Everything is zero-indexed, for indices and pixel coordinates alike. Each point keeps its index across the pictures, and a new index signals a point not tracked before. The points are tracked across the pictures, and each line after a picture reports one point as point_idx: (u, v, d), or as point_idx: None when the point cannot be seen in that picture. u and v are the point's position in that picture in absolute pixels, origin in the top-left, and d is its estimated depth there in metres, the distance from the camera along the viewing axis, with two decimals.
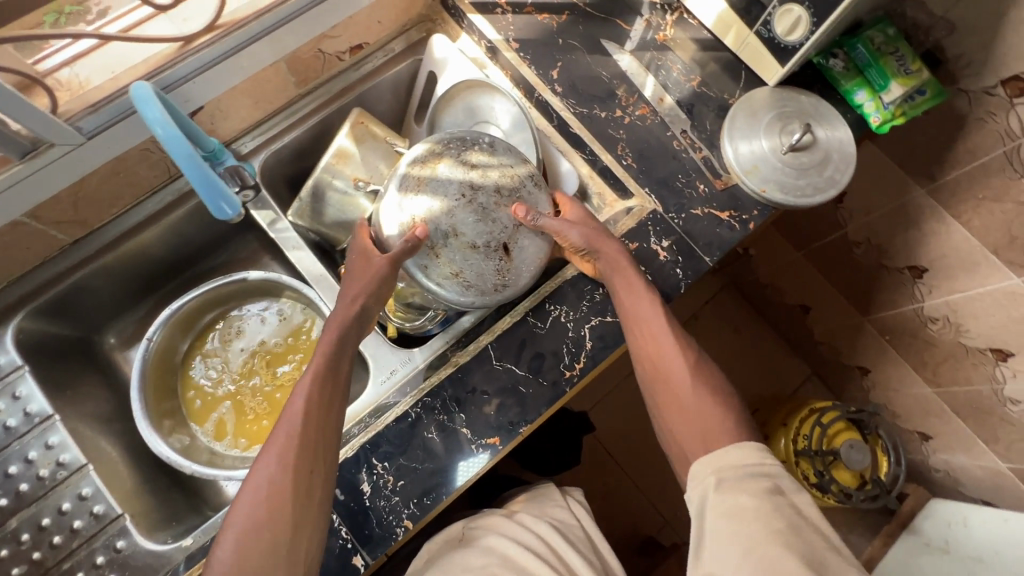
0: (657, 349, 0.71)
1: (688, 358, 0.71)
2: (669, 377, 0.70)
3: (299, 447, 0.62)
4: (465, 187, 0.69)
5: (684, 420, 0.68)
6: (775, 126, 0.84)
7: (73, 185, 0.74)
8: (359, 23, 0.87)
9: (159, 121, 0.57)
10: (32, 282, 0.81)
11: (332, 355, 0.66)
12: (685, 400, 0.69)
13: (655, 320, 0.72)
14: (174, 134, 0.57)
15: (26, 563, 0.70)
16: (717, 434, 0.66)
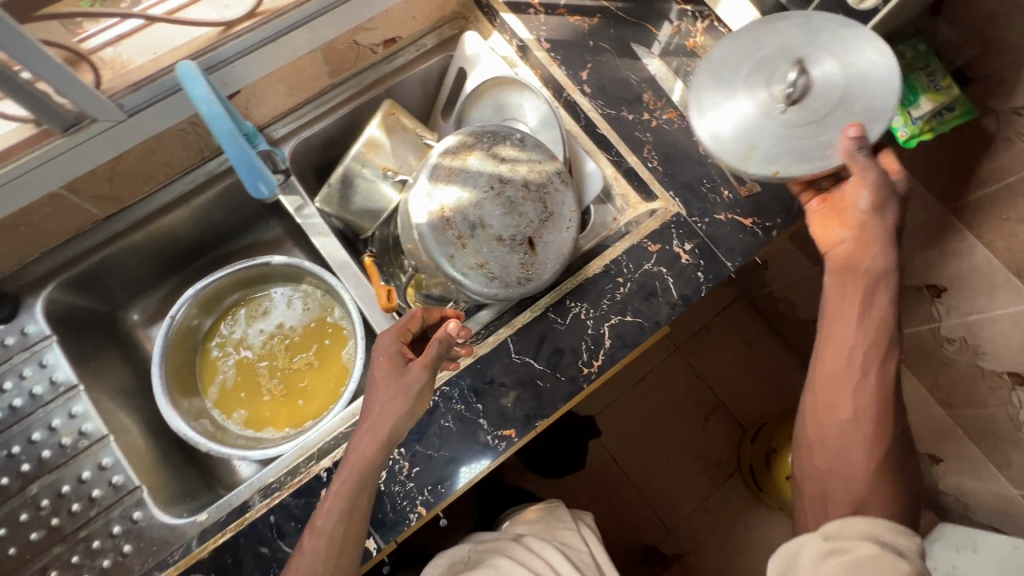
0: (835, 385, 0.65)
1: (875, 406, 0.63)
2: (837, 416, 0.64)
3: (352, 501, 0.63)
4: (493, 179, 0.70)
5: (835, 462, 0.63)
6: (776, 78, 0.67)
7: (111, 162, 0.75)
8: (394, 17, 0.88)
9: (206, 99, 0.58)
10: (63, 255, 0.82)
11: (390, 414, 0.64)
12: (845, 445, 0.63)
13: (880, 347, 0.64)
14: (220, 112, 0.59)
15: (45, 528, 0.72)
16: (868, 492, 0.60)
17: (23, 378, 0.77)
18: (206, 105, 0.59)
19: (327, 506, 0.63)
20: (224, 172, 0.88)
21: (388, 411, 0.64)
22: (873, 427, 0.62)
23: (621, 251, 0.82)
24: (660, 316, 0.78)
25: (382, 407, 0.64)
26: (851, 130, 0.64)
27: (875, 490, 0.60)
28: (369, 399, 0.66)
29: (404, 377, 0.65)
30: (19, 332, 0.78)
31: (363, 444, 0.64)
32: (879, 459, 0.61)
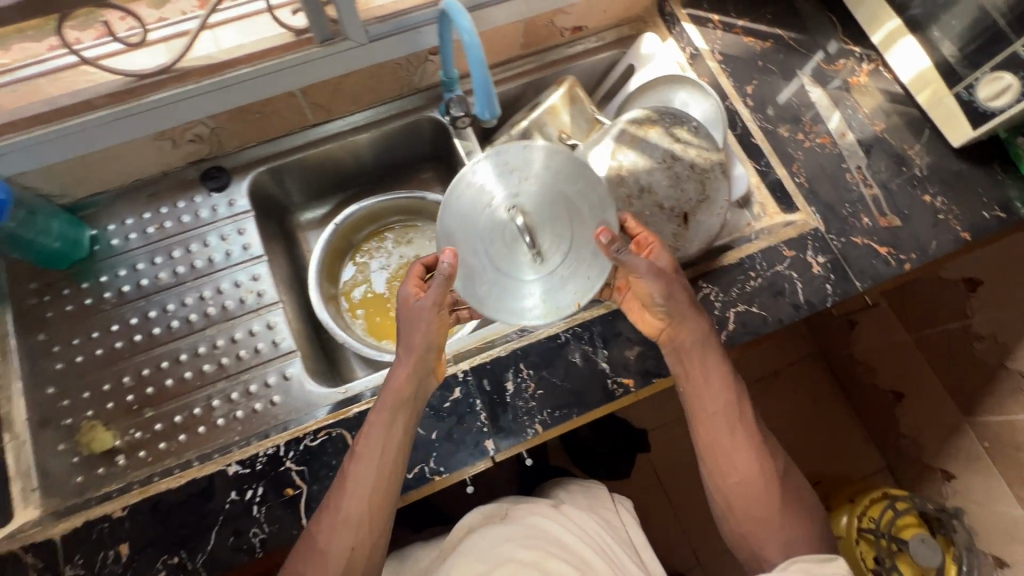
0: (731, 456, 0.73)
1: (758, 459, 0.73)
2: (745, 482, 0.73)
3: (361, 512, 0.66)
4: (667, 155, 0.78)
5: (756, 520, 0.72)
6: (501, 228, 0.68)
7: (341, 77, 0.88)
8: (591, 7, 0.99)
9: (469, 31, 0.67)
10: (272, 148, 0.95)
11: (382, 434, 0.68)
12: (757, 505, 0.72)
13: (728, 412, 0.74)
14: (476, 44, 0.67)
15: (215, 364, 0.83)
16: (791, 534, 0.71)
17: (224, 239, 0.90)
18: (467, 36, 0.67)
19: (334, 512, 0.66)
20: (413, 109, 1.00)
21: (398, 389, 0.69)
22: (769, 478, 0.73)
23: (757, 249, 0.87)
24: (784, 314, 0.83)
25: (377, 421, 0.68)
26: (604, 233, 0.65)
27: (799, 531, 0.72)
28: (365, 435, 0.68)
29: (404, 371, 0.69)
30: (228, 201, 0.92)
31: (367, 462, 0.67)
32: (792, 503, 0.73)
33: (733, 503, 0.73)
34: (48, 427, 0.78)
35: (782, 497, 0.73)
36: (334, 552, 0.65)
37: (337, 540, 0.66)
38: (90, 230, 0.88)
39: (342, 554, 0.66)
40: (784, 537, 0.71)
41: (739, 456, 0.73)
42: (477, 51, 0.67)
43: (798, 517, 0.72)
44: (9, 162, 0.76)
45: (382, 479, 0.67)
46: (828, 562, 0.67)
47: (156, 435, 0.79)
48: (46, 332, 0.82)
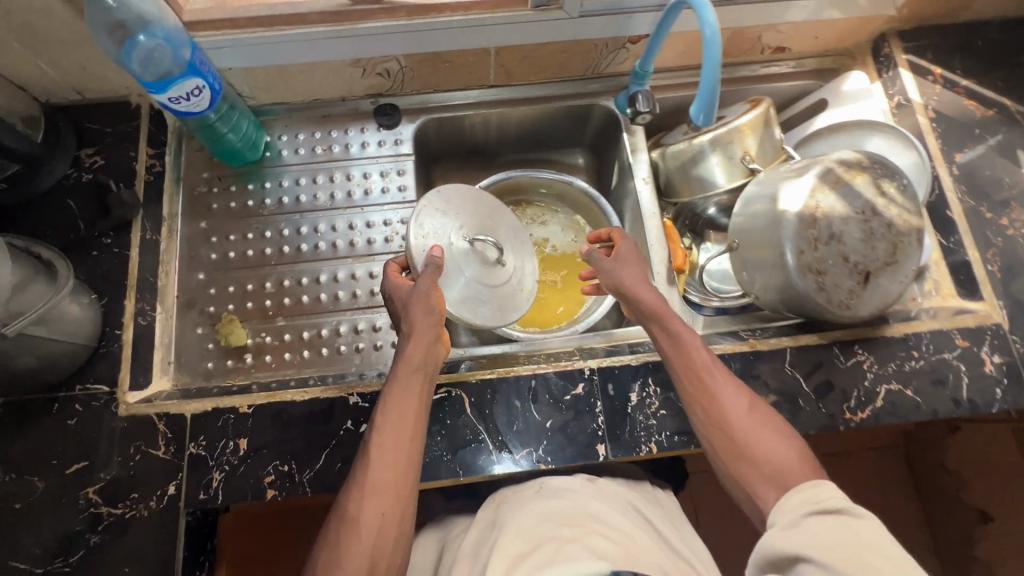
0: (710, 390, 0.67)
1: (743, 395, 0.66)
2: (721, 413, 0.65)
3: (392, 475, 0.62)
4: (867, 206, 0.72)
5: (743, 453, 0.62)
6: (459, 251, 0.78)
7: (538, 45, 0.86)
8: (805, 30, 0.92)
9: (712, 24, 0.67)
10: (443, 99, 0.95)
11: (402, 393, 0.66)
12: (747, 439, 0.63)
13: (700, 358, 0.69)
14: (715, 40, 0.67)
15: (350, 294, 0.85)
16: (793, 470, 0.59)
17: (384, 176, 0.91)
18: (709, 30, 0.67)
19: (362, 476, 0.62)
20: (589, 93, 0.97)
21: (411, 361, 0.68)
22: (755, 410, 0.65)
23: (927, 329, 0.80)
24: (940, 406, 0.76)
25: (394, 388, 0.67)
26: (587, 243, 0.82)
27: (799, 465, 0.60)
28: (381, 411, 0.66)
29: (415, 349, 0.69)
30: (394, 140, 0.93)
31: (391, 430, 0.64)
32: (781, 435, 0.63)
33: (722, 439, 0.64)
34: (193, 309, 0.83)
35: (769, 430, 0.63)
36: (365, 514, 0.59)
37: (367, 505, 0.60)
38: (265, 136, 0.91)
39: (371, 517, 0.59)
40: (786, 473, 0.59)
41: (719, 398, 0.66)
42: (714, 47, 0.67)
43: (793, 450, 0.61)
44: (222, 55, 0.79)
45: (408, 451, 0.64)
46: (833, 493, 0.55)
47: (283, 344, 0.82)
48: (208, 222, 0.87)
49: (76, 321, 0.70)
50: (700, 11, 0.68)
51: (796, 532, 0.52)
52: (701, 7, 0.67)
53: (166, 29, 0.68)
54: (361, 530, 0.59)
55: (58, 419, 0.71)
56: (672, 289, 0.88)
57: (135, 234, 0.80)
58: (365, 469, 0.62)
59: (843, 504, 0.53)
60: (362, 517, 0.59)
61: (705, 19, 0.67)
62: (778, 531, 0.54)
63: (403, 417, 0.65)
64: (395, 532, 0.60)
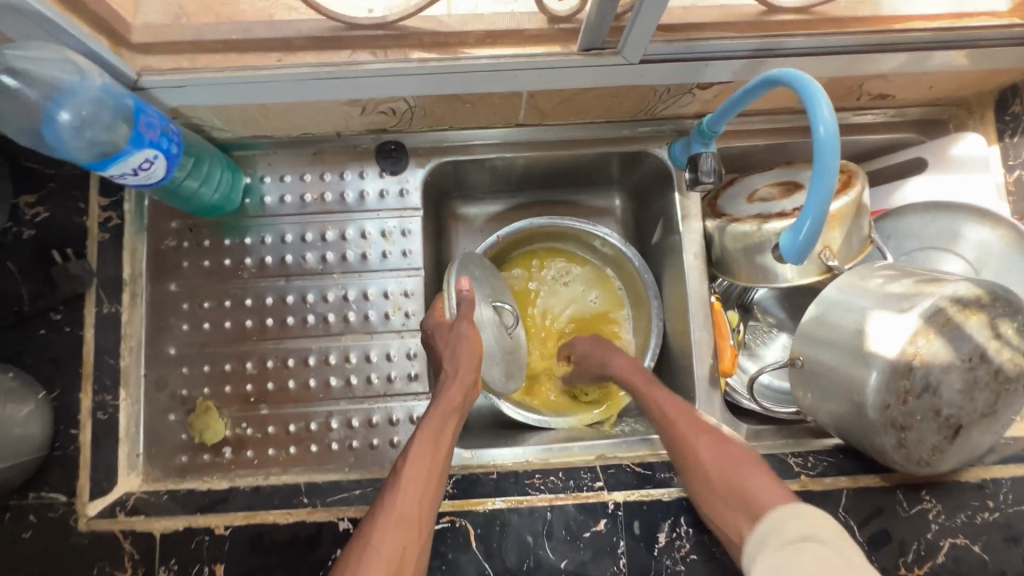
0: (687, 436, 0.65)
1: (718, 435, 0.64)
2: (695, 455, 0.63)
3: (420, 505, 0.57)
4: (976, 353, 0.58)
5: (725, 497, 0.59)
6: (488, 314, 0.73)
7: (581, 89, 0.68)
8: (921, 80, 0.73)
9: (829, 121, 0.50)
10: (458, 138, 0.79)
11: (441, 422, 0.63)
12: (720, 475, 0.61)
13: (691, 418, 0.67)
14: (832, 144, 0.51)
15: (343, 380, 0.75)
16: (756, 496, 0.57)
17: (385, 235, 0.77)
18: (823, 128, 0.51)
19: (390, 504, 0.57)
20: (636, 139, 0.80)
21: (454, 400, 0.65)
22: (726, 444, 0.63)
23: (1007, 474, 0.69)
24: (1010, 567, 0.67)
25: (433, 416, 0.63)
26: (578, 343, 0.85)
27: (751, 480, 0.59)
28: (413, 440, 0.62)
29: (455, 391, 0.65)
30: (399, 189, 0.78)
31: (421, 454, 0.60)
32: (756, 472, 0.60)
33: (701, 485, 0.62)
34: (162, 391, 0.72)
35: (734, 462, 0.61)
36: (383, 542, 0.54)
37: (389, 533, 0.54)
38: (243, 176, 0.76)
39: (390, 545, 0.54)
40: (755, 505, 0.57)
41: (698, 440, 0.64)
42: (832, 156, 0.50)
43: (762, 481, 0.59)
44: (177, 94, 0.62)
45: (432, 482, 0.59)
46: (808, 518, 0.52)
47: (267, 438, 0.73)
48: (178, 284, 0.74)
49: (24, 433, 0.60)
50: (811, 105, 0.51)
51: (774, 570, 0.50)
52: (812, 101, 0.51)
53: (93, 96, 0.51)
54: (378, 556, 0.53)
55: (10, 531, 0.63)
56: (716, 393, 0.77)
57: (90, 308, 0.68)
58: (393, 496, 0.57)
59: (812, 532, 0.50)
60: (384, 549, 0.53)
61: (818, 116, 0.50)
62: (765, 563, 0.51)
63: (438, 444, 0.61)
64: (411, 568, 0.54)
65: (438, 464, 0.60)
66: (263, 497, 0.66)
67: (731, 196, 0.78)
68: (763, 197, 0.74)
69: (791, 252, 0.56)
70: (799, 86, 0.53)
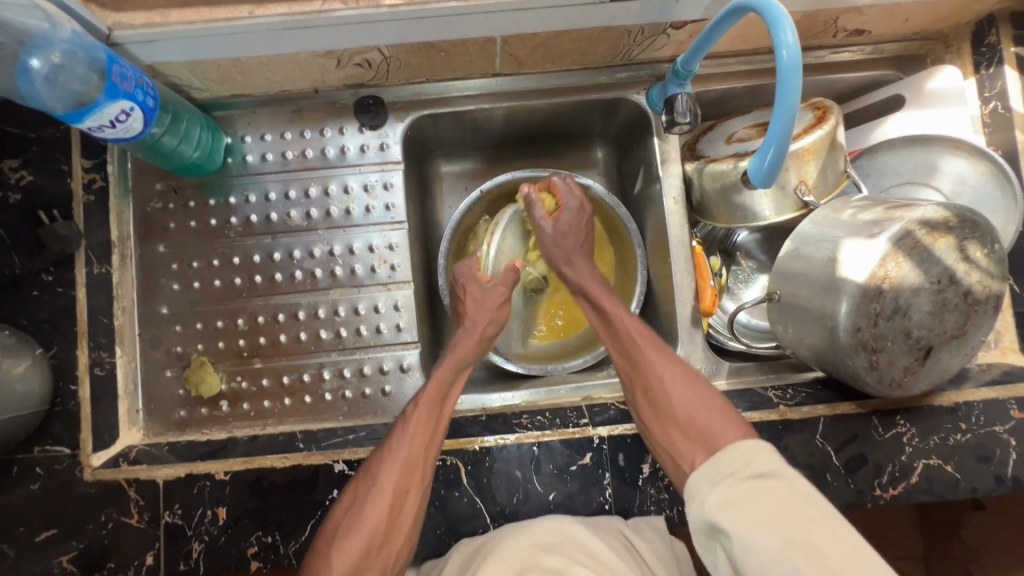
0: (642, 359, 0.68)
1: (667, 353, 0.69)
2: (650, 377, 0.67)
3: (423, 455, 0.62)
4: (945, 275, 0.60)
5: (679, 424, 0.62)
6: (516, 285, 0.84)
7: (554, 33, 0.68)
8: (897, 13, 0.72)
9: (791, 44, 0.52)
10: (436, 90, 0.79)
11: (423, 415, 0.65)
12: (679, 408, 0.63)
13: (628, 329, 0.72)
14: (795, 67, 0.53)
15: (333, 333, 0.77)
16: (717, 433, 0.60)
17: (368, 190, 0.79)
18: (786, 52, 0.53)
19: (395, 448, 0.62)
20: (613, 86, 0.80)
21: (461, 355, 0.73)
22: (688, 380, 0.65)
23: (979, 398, 0.71)
24: (981, 485, 0.69)
25: (441, 373, 0.70)
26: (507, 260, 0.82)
27: (709, 416, 0.62)
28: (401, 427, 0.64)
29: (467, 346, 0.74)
30: (380, 144, 0.79)
31: (424, 409, 0.66)
32: (713, 407, 0.63)
33: (653, 409, 0.65)
34: (157, 348, 0.75)
35: (700, 396, 0.64)
36: (386, 483, 0.60)
37: (392, 475, 0.60)
38: (224, 137, 0.76)
39: (393, 485, 0.60)
40: (713, 435, 0.60)
41: (634, 349, 0.69)
42: (794, 77, 0.53)
43: (712, 410, 0.62)
44: (150, 50, 0.61)
45: (434, 432, 0.64)
46: (762, 453, 0.55)
47: (262, 391, 0.75)
48: (167, 245, 0.76)
49: (25, 388, 0.62)
50: (775, 31, 0.53)
51: (735, 504, 0.52)
52: (777, 26, 0.53)
53: (63, 47, 0.51)
54: (383, 494, 0.59)
55: (18, 483, 0.65)
56: (697, 333, 0.79)
57: (80, 269, 0.69)
58: (376, 486, 0.60)
59: (773, 468, 0.54)
60: (389, 487, 0.60)
61: (781, 40, 0.52)
62: (715, 494, 0.55)
63: (439, 397, 0.67)
64: (412, 507, 0.61)
65: (438, 415, 0.66)
66: (261, 446, 0.69)
67: (710, 139, 0.79)
68: (740, 138, 0.74)
69: (760, 172, 0.60)
70: (763, 12, 0.53)
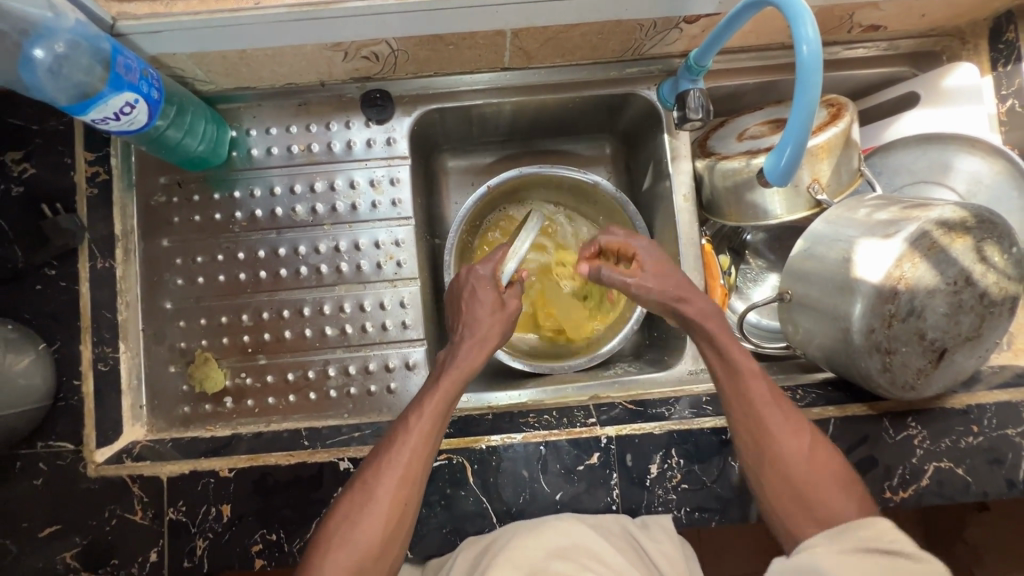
0: (767, 429, 0.60)
1: (790, 414, 0.61)
2: (772, 434, 0.60)
3: (420, 466, 0.60)
4: (962, 277, 0.59)
5: (790, 488, 0.59)
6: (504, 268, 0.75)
7: (566, 26, 0.67)
8: (914, 8, 0.71)
9: (811, 40, 0.51)
10: (445, 83, 0.78)
11: (423, 422, 0.61)
12: (804, 479, 0.58)
13: (762, 389, 0.62)
14: (814, 62, 0.52)
15: (339, 329, 0.76)
16: (834, 507, 0.57)
17: (374, 184, 0.78)
18: (806, 48, 0.51)
19: (394, 459, 0.59)
20: (624, 81, 0.79)
21: (472, 358, 0.68)
22: (812, 442, 0.60)
23: (992, 400, 0.70)
24: (992, 488, 0.69)
25: (448, 380, 0.65)
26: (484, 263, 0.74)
27: (826, 488, 0.58)
28: (399, 436, 0.61)
29: (477, 349, 0.69)
30: (386, 138, 0.78)
31: (427, 418, 0.62)
32: (840, 481, 0.58)
33: (767, 470, 0.60)
34: (161, 343, 0.74)
35: (826, 469, 0.59)
36: (384, 496, 0.58)
37: (389, 486, 0.58)
38: (229, 130, 0.76)
39: (390, 498, 0.58)
40: (838, 514, 0.56)
41: (769, 416, 0.61)
42: (813, 73, 0.52)
43: (830, 481, 0.58)
44: (156, 42, 0.60)
45: (433, 444, 0.61)
46: (892, 532, 0.52)
47: (266, 387, 0.75)
48: (170, 239, 0.75)
49: (28, 383, 0.61)
50: (793, 28, 0.52)
51: (840, 568, 0.51)
52: (796, 22, 0.51)
53: (67, 38, 0.51)
54: (380, 507, 0.57)
55: (21, 479, 0.65)
56: (705, 333, 0.78)
57: (84, 263, 0.68)
58: (373, 495, 0.58)
59: (899, 546, 0.51)
60: (387, 500, 0.58)
61: (801, 34, 0.51)
62: (830, 554, 0.52)
63: (443, 408, 0.63)
64: (409, 518, 0.59)
65: (440, 426, 0.62)
66: (266, 443, 0.68)
67: (722, 135, 0.77)
68: (753, 135, 0.73)
69: (775, 170, 0.60)
70: (782, 8, 0.52)
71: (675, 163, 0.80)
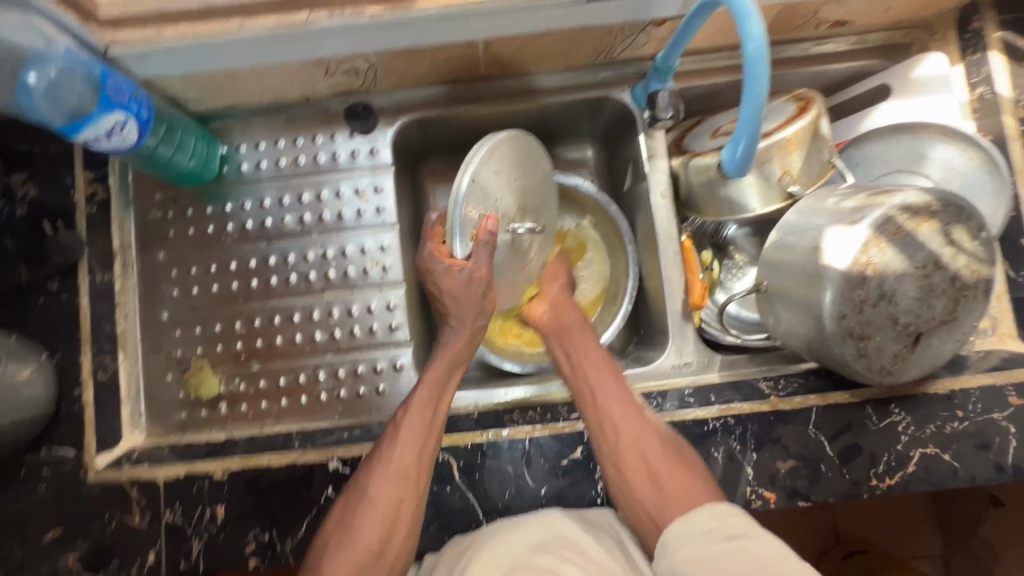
0: (618, 432, 0.66)
1: (646, 422, 0.67)
2: (629, 441, 0.65)
3: (416, 459, 0.62)
4: (931, 260, 0.59)
5: (651, 482, 0.63)
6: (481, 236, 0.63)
7: (536, 34, 0.69)
8: (877, 2, 0.72)
9: (757, 36, 0.53)
10: (427, 94, 0.81)
11: (411, 420, 0.63)
12: (657, 469, 0.63)
13: (620, 397, 0.68)
14: (762, 57, 0.54)
15: (328, 334, 0.79)
16: (693, 494, 0.61)
17: (360, 193, 0.80)
18: (753, 44, 0.53)
19: (387, 455, 0.62)
20: (597, 85, 0.81)
21: (462, 341, 0.68)
22: (660, 439, 0.66)
23: (976, 384, 0.70)
24: (981, 473, 0.68)
25: (434, 372, 0.66)
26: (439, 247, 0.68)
27: (687, 483, 0.62)
28: (390, 436, 0.63)
29: (463, 336, 0.68)
30: (369, 148, 0.81)
31: (416, 412, 0.64)
32: (686, 461, 0.64)
33: (631, 468, 0.64)
34: (159, 353, 0.77)
35: (677, 463, 0.64)
36: (381, 489, 0.60)
37: (386, 483, 0.60)
38: (220, 147, 0.79)
39: (387, 497, 0.60)
40: (692, 497, 0.60)
41: (623, 422, 0.66)
42: (760, 68, 0.54)
43: (692, 475, 0.63)
44: (144, 65, 0.63)
45: (426, 436, 0.63)
46: (734, 516, 0.56)
47: (259, 392, 0.77)
48: (166, 252, 0.78)
49: (31, 392, 0.64)
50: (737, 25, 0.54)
51: (702, 560, 0.53)
52: (742, 19, 0.54)
53: (61, 64, 0.55)
54: (375, 505, 0.59)
55: (26, 485, 0.67)
56: (688, 328, 0.79)
57: (83, 277, 0.72)
58: (368, 499, 0.60)
59: (743, 530, 0.54)
60: (381, 498, 0.60)
61: (748, 31, 0.53)
62: (686, 550, 0.55)
63: (433, 400, 0.65)
64: (409, 517, 0.61)
65: (431, 417, 0.64)
66: (260, 444, 0.71)
67: (697, 134, 0.79)
68: (725, 131, 0.74)
69: (734, 160, 0.62)
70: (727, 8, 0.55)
71: (651, 162, 0.82)
